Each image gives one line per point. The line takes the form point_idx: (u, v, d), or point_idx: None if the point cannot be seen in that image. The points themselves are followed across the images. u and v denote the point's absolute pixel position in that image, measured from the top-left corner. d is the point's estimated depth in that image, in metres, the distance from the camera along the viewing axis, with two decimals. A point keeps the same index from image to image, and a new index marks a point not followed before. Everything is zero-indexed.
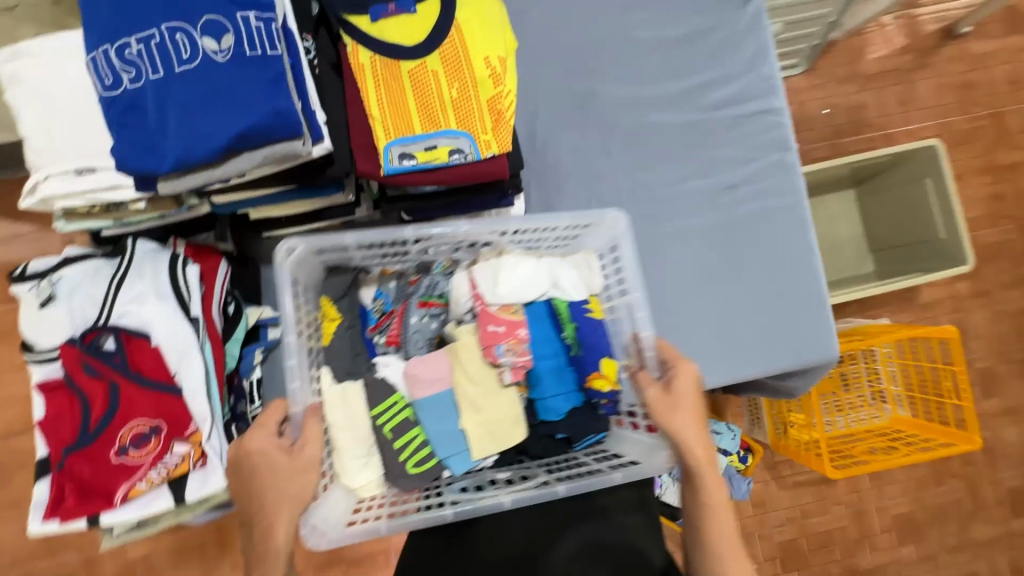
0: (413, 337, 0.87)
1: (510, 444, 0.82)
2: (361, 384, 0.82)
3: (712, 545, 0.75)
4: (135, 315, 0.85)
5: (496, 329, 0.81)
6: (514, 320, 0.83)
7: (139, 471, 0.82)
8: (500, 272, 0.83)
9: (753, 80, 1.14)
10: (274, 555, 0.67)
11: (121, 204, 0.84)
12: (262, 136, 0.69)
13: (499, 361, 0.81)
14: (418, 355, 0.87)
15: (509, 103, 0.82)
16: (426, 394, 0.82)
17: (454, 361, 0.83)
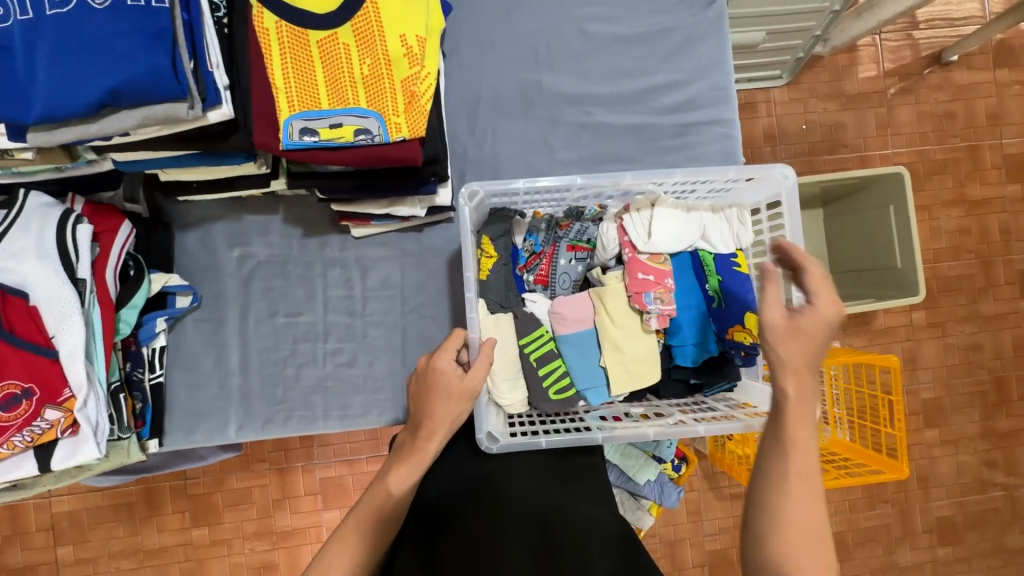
0: (561, 277, 0.97)
1: (645, 383, 0.92)
2: (511, 316, 0.92)
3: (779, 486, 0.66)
4: (14, 272, 0.81)
5: (645, 277, 0.90)
6: (661, 270, 0.92)
7: (2, 434, 0.78)
8: (653, 224, 0.91)
9: (706, 87, 1.10)
10: (422, 454, 0.75)
11: (8, 152, 0.79)
12: (138, 94, 0.65)
13: (648, 308, 0.90)
14: (564, 294, 0.96)
15: (425, 86, 0.79)
16: (569, 330, 0.93)
17: (598, 302, 0.93)
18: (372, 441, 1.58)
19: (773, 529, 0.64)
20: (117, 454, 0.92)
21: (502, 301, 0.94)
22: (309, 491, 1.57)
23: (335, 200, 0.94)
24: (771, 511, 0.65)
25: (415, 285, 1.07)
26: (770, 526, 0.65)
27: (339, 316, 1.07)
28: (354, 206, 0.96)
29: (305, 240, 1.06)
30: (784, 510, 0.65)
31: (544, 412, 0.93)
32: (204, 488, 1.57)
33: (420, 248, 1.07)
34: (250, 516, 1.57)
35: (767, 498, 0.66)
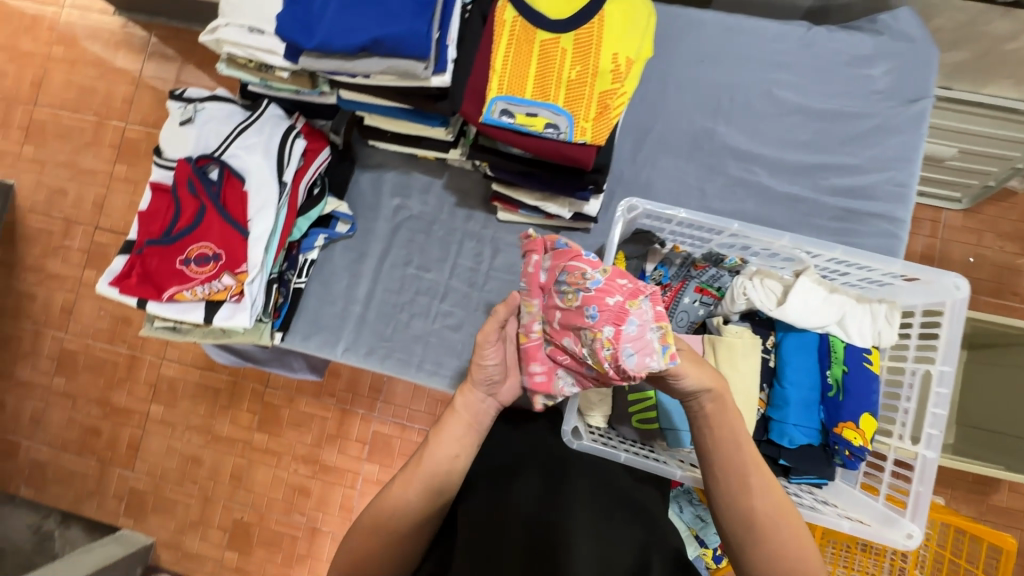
0: (680, 314, 0.97)
1: None
2: None
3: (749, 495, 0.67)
4: (241, 160, 0.99)
5: (621, 284, 0.69)
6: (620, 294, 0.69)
7: (190, 282, 0.95)
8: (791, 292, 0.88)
9: (882, 181, 1.06)
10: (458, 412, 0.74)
11: (271, 68, 0.97)
12: (393, 47, 0.79)
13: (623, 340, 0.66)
14: (678, 331, 0.97)
15: (619, 102, 0.85)
16: None
17: (708, 349, 0.90)
18: (429, 415, 1.65)
19: (748, 549, 0.66)
20: (254, 332, 1.07)
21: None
22: (361, 438, 1.68)
23: (498, 180, 1.03)
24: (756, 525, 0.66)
25: None
26: (743, 555, 0.66)
27: (460, 284, 1.16)
28: (512, 191, 1.04)
29: (454, 209, 1.17)
30: (748, 530, 0.66)
31: (622, 434, 0.95)
32: (278, 400, 1.74)
33: None
34: (305, 439, 1.71)
35: (729, 526, 0.68)
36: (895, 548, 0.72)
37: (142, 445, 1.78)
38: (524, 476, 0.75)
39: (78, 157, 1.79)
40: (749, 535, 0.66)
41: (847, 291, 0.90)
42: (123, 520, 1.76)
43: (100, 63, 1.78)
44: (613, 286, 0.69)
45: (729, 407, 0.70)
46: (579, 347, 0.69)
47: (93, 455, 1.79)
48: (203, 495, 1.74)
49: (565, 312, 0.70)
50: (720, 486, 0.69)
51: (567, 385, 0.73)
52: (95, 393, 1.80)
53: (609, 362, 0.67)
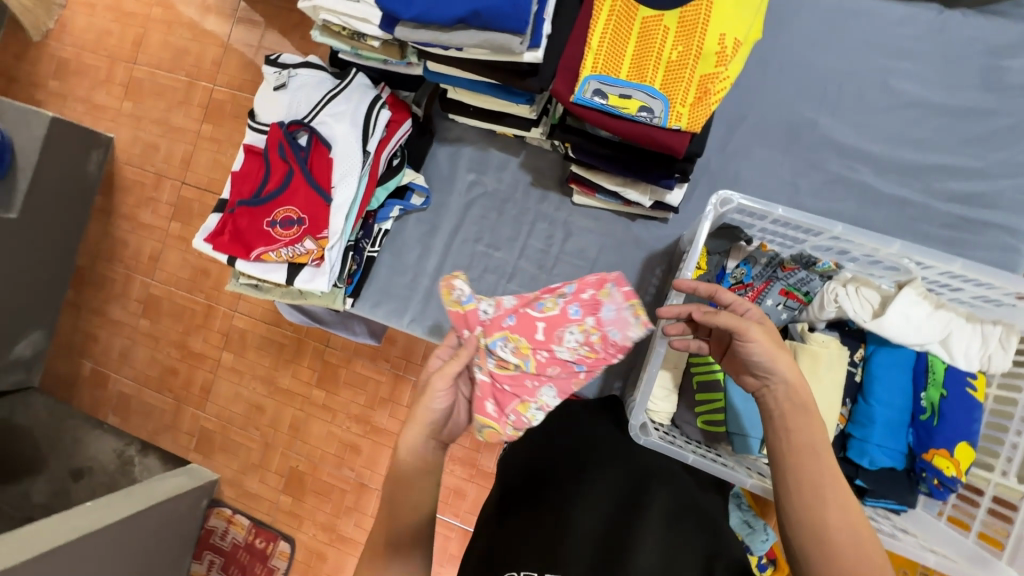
0: None
1: None
2: None
3: (819, 503, 0.63)
4: (328, 127, 1.01)
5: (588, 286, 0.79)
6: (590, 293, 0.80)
7: (275, 244, 0.99)
8: (891, 304, 0.81)
9: (1008, 189, 0.96)
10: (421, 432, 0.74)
11: (363, 37, 0.98)
12: (491, 20, 0.77)
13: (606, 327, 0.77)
14: None
15: (720, 87, 0.80)
16: None
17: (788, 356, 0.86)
18: None
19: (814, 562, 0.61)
20: (329, 296, 1.11)
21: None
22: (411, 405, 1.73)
23: (580, 162, 1.00)
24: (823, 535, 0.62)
25: (607, 266, 1.11)
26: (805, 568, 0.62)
27: (529, 264, 1.15)
28: (592, 174, 1.01)
29: (529, 189, 1.16)
30: (815, 541, 0.62)
31: (687, 434, 0.94)
32: (337, 359, 1.82)
33: (625, 236, 1.11)
34: (359, 400, 1.78)
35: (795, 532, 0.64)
36: None
37: (213, 389, 1.92)
38: (599, 462, 0.77)
39: (169, 116, 1.90)
40: (817, 547, 0.61)
41: (956, 308, 0.82)
42: (193, 455, 1.92)
43: (193, 26, 1.87)
44: (583, 283, 0.80)
45: (807, 417, 0.68)
46: (569, 343, 0.77)
47: (170, 393, 1.95)
48: (264, 441, 1.86)
49: (548, 321, 0.78)
50: (792, 493, 0.65)
51: (536, 410, 0.77)
52: (175, 336, 1.95)
53: (598, 344, 0.77)
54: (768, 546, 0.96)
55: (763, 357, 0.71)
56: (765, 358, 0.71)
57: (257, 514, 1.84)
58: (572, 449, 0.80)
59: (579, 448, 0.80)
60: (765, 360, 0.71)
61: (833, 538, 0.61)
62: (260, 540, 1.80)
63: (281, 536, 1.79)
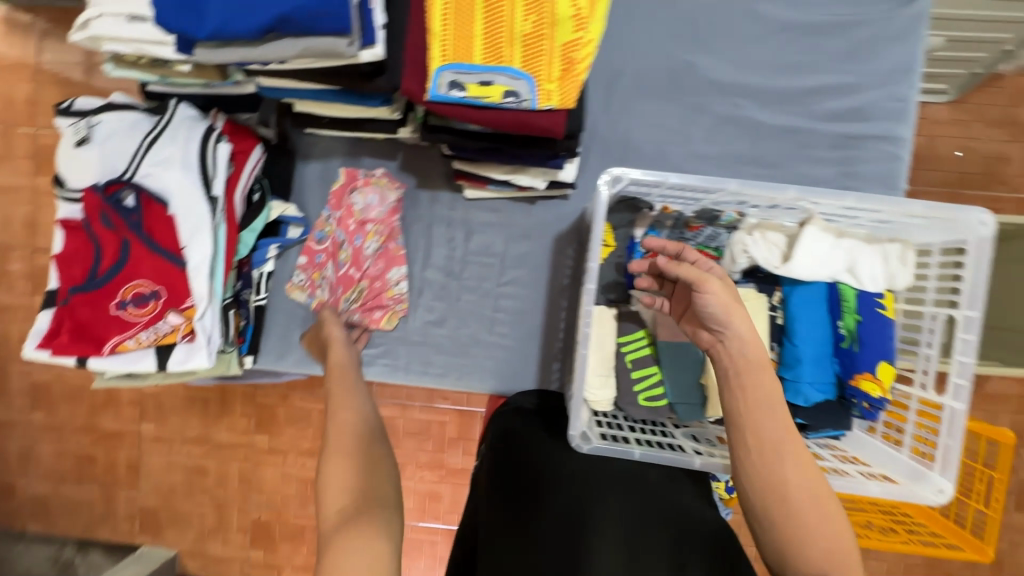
0: None
1: None
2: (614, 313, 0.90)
3: (777, 462, 0.63)
4: (157, 179, 0.84)
5: (342, 213, 1.03)
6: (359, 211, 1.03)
7: (132, 329, 0.84)
8: (798, 246, 0.79)
9: (882, 98, 0.96)
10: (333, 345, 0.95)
11: (169, 63, 0.81)
12: (305, 25, 0.64)
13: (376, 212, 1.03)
14: None
15: (585, 54, 0.72)
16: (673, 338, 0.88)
17: None
18: (430, 392, 1.54)
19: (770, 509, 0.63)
20: (221, 364, 0.97)
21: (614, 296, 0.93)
22: None
23: (459, 158, 0.91)
24: (787, 495, 0.62)
25: (517, 257, 1.04)
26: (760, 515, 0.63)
27: (435, 274, 1.06)
28: (476, 167, 0.93)
29: (415, 192, 1.05)
30: (777, 491, 0.63)
31: (630, 416, 0.90)
32: (272, 399, 1.67)
33: (528, 222, 1.03)
34: (307, 433, 1.67)
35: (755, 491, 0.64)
36: (925, 505, 0.70)
37: (142, 465, 1.72)
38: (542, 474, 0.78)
39: None
40: (775, 496, 0.63)
41: (856, 234, 0.82)
42: (141, 538, 1.73)
43: None
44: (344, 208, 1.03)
45: (761, 373, 0.66)
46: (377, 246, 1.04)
47: (94, 482, 1.72)
48: (216, 503, 1.71)
49: (351, 254, 1.03)
50: (754, 447, 0.64)
51: (398, 286, 1.05)
52: (81, 420, 1.71)
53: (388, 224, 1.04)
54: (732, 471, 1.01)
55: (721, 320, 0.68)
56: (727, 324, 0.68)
57: None
58: (521, 460, 0.80)
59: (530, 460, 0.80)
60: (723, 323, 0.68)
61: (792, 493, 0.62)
62: None
63: None
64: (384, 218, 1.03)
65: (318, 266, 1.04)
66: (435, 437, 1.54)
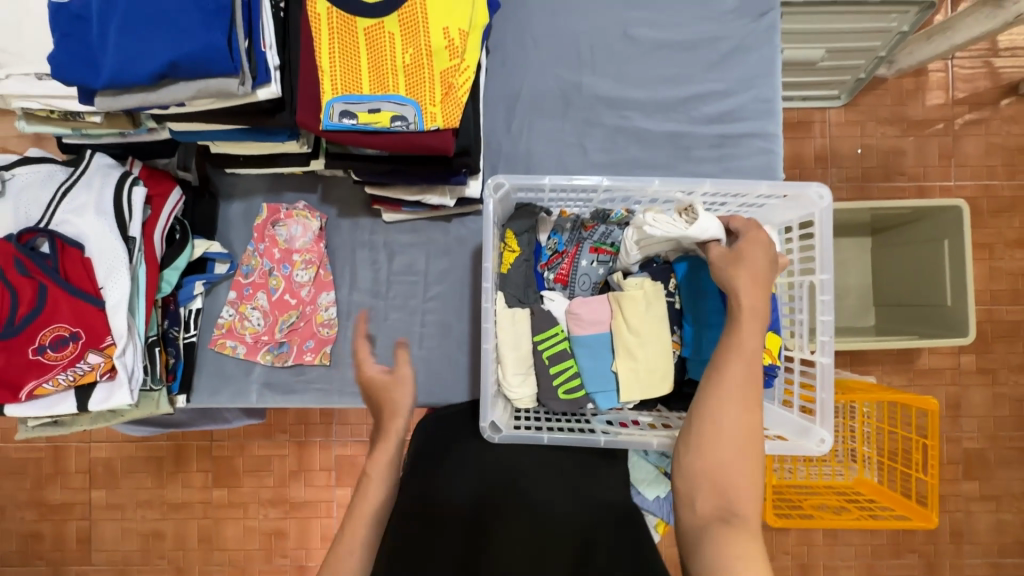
0: (581, 278, 0.98)
1: (655, 394, 0.90)
2: (529, 312, 0.94)
3: (721, 397, 0.68)
4: (73, 225, 0.88)
5: (267, 248, 1.08)
6: (284, 249, 1.08)
7: (50, 371, 0.85)
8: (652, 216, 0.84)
9: (750, 100, 1.08)
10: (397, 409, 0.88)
11: (79, 115, 0.86)
12: (195, 68, 0.70)
13: (298, 244, 1.07)
14: (582, 295, 0.97)
15: (463, 78, 0.81)
16: (585, 332, 0.93)
17: (617, 307, 0.91)
18: None
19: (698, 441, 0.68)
20: (148, 403, 0.99)
21: (522, 296, 0.96)
22: (325, 466, 1.60)
23: (370, 183, 0.97)
24: (722, 424, 0.67)
25: (438, 273, 1.10)
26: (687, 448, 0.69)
27: (363, 296, 1.10)
28: (386, 190, 0.99)
29: (338, 221, 1.11)
30: (716, 425, 0.67)
31: (552, 409, 0.94)
32: (229, 451, 1.63)
33: (447, 239, 1.10)
34: (267, 483, 1.62)
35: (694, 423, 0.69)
36: (810, 456, 0.77)
37: (94, 535, 1.65)
38: (457, 480, 0.82)
39: None
40: (711, 430, 0.67)
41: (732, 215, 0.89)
42: None
43: None
44: (269, 244, 1.08)
45: (742, 320, 0.72)
46: (304, 279, 1.07)
47: (43, 560, 1.64)
48: (175, 567, 1.64)
49: (285, 289, 1.08)
50: (715, 388, 0.69)
51: (326, 312, 1.08)
52: (28, 495, 1.64)
53: (312, 256, 1.07)
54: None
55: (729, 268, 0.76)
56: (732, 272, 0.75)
57: None
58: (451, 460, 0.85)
59: (454, 460, 0.85)
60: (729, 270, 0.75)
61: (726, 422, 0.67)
62: None
63: None
64: (311, 246, 1.08)
65: (247, 297, 1.08)
66: None
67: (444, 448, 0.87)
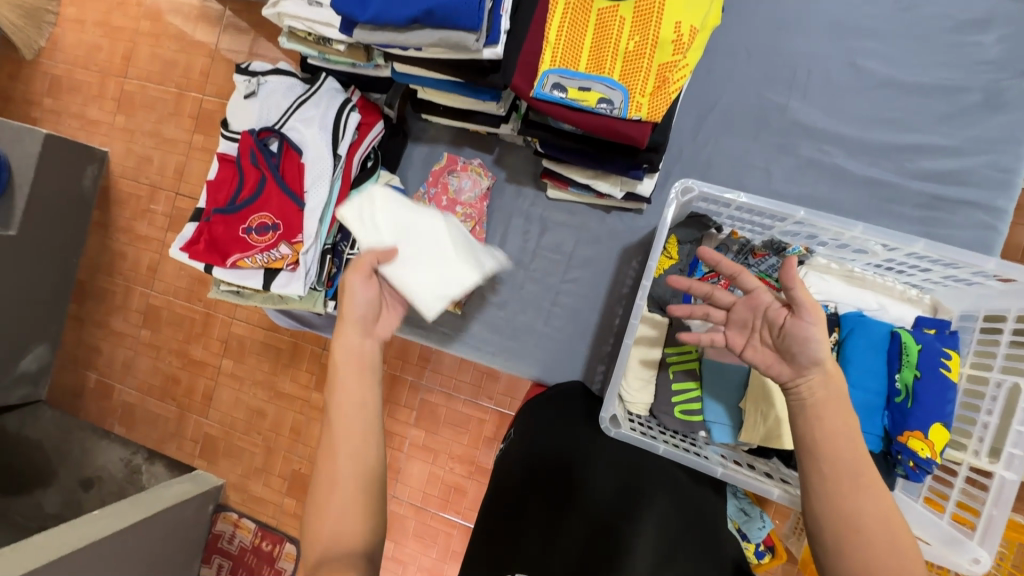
0: None
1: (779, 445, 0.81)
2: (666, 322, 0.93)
3: (841, 498, 0.59)
4: (299, 133, 1.02)
5: (435, 192, 1.16)
6: (452, 197, 1.15)
7: (251, 250, 1.00)
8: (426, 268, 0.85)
9: (983, 165, 0.94)
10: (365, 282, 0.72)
11: (328, 42, 0.99)
12: (444, 18, 0.77)
13: (466, 195, 1.14)
14: None
15: (679, 75, 0.80)
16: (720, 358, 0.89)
17: None
18: (476, 386, 1.51)
19: (837, 562, 0.58)
20: (309, 300, 1.12)
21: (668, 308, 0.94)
22: (408, 405, 1.55)
23: (549, 157, 1.00)
24: (859, 525, 0.58)
25: (583, 259, 1.11)
26: (824, 560, 0.59)
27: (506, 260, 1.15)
28: (562, 168, 1.01)
29: (503, 184, 1.16)
30: (855, 538, 0.58)
31: (663, 424, 0.92)
32: None
33: (600, 228, 1.11)
34: None
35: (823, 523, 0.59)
36: (957, 572, 0.67)
37: (214, 396, 1.89)
38: (587, 475, 0.76)
39: (161, 127, 1.87)
40: (850, 547, 0.58)
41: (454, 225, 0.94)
42: (198, 462, 1.89)
43: (181, 37, 1.84)
44: (438, 189, 1.16)
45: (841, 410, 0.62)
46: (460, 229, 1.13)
47: (173, 402, 1.92)
48: (266, 446, 1.83)
49: None
50: (824, 495, 0.60)
51: None
52: (176, 345, 1.92)
53: (473, 210, 1.14)
54: (763, 532, 1.01)
55: (812, 312, 0.64)
56: (817, 321, 0.64)
57: (263, 518, 1.80)
58: (575, 446, 0.82)
59: (580, 455, 0.80)
60: (813, 321, 0.64)
61: (865, 524, 0.57)
62: (266, 543, 1.77)
63: (288, 538, 1.76)
64: (475, 202, 1.14)
65: None
66: (472, 433, 1.52)
67: (575, 465, 0.78)
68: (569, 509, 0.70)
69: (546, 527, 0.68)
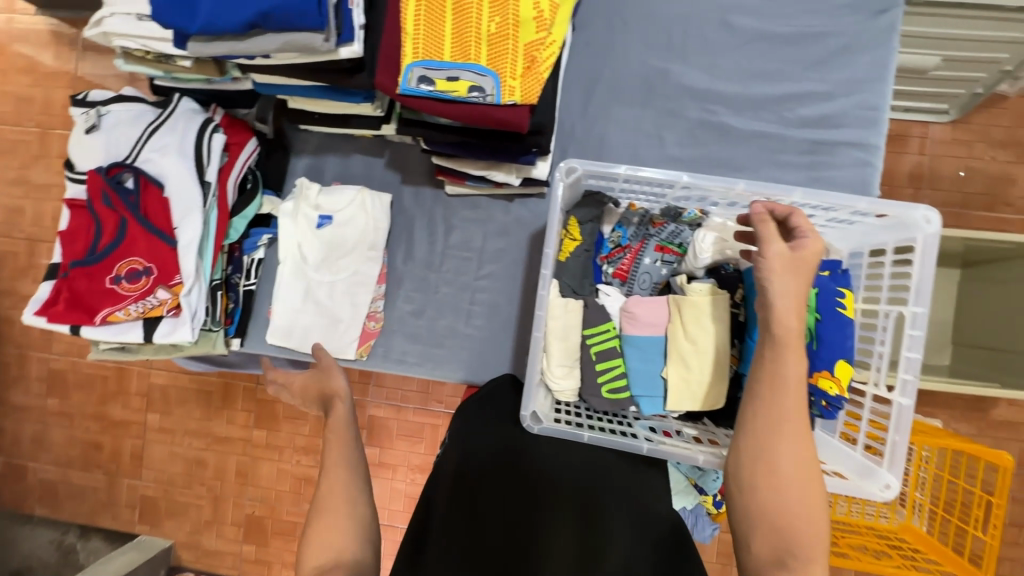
0: (642, 276, 0.94)
1: (709, 403, 0.84)
2: (582, 305, 0.89)
3: (770, 445, 0.60)
4: (156, 164, 0.92)
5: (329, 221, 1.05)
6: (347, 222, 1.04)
7: (122, 301, 0.90)
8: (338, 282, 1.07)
9: (852, 106, 0.98)
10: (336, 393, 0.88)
11: (171, 59, 0.89)
12: (285, 20, 0.70)
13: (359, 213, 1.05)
14: (640, 294, 0.93)
15: (547, 53, 0.77)
16: (637, 332, 0.88)
17: (675, 310, 0.86)
18: (423, 393, 1.46)
19: (747, 499, 0.60)
20: (206, 342, 1.03)
21: (577, 288, 0.92)
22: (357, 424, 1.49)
23: (438, 154, 0.96)
24: (778, 472, 0.59)
25: (494, 252, 1.08)
26: (735, 495, 0.61)
27: (417, 266, 1.10)
28: (454, 164, 0.97)
29: (401, 187, 1.10)
30: (770, 478, 0.59)
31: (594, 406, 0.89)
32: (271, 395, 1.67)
33: (507, 218, 1.08)
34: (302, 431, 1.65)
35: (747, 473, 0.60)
36: (872, 500, 0.71)
37: (145, 454, 1.73)
38: (505, 467, 0.76)
39: (28, 172, 1.66)
40: (765, 480, 0.59)
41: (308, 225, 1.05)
42: (140, 527, 1.73)
43: (31, 68, 1.63)
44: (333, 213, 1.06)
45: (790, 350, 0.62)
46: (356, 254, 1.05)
47: (99, 470, 1.73)
48: (212, 496, 1.70)
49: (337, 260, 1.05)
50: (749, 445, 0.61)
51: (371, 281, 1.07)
52: (91, 409, 1.73)
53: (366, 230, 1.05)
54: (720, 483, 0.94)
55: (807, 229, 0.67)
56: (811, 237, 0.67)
57: (222, 571, 1.69)
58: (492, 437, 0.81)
59: (498, 445, 0.79)
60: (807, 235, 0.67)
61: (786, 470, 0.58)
62: None
63: None
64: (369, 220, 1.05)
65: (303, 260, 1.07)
66: (427, 441, 1.47)
67: (495, 457, 0.77)
68: (486, 509, 0.72)
69: (469, 530, 0.70)
